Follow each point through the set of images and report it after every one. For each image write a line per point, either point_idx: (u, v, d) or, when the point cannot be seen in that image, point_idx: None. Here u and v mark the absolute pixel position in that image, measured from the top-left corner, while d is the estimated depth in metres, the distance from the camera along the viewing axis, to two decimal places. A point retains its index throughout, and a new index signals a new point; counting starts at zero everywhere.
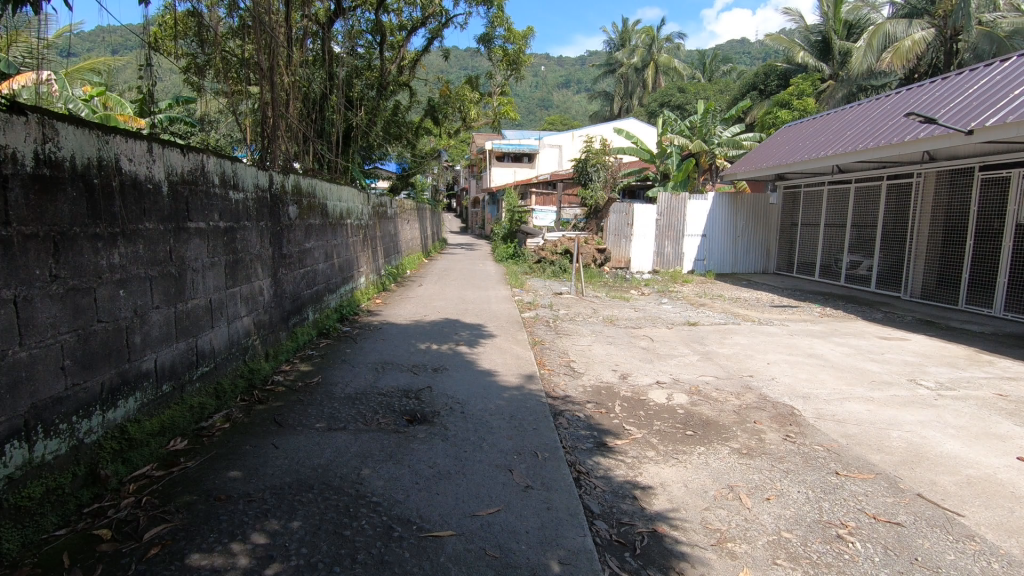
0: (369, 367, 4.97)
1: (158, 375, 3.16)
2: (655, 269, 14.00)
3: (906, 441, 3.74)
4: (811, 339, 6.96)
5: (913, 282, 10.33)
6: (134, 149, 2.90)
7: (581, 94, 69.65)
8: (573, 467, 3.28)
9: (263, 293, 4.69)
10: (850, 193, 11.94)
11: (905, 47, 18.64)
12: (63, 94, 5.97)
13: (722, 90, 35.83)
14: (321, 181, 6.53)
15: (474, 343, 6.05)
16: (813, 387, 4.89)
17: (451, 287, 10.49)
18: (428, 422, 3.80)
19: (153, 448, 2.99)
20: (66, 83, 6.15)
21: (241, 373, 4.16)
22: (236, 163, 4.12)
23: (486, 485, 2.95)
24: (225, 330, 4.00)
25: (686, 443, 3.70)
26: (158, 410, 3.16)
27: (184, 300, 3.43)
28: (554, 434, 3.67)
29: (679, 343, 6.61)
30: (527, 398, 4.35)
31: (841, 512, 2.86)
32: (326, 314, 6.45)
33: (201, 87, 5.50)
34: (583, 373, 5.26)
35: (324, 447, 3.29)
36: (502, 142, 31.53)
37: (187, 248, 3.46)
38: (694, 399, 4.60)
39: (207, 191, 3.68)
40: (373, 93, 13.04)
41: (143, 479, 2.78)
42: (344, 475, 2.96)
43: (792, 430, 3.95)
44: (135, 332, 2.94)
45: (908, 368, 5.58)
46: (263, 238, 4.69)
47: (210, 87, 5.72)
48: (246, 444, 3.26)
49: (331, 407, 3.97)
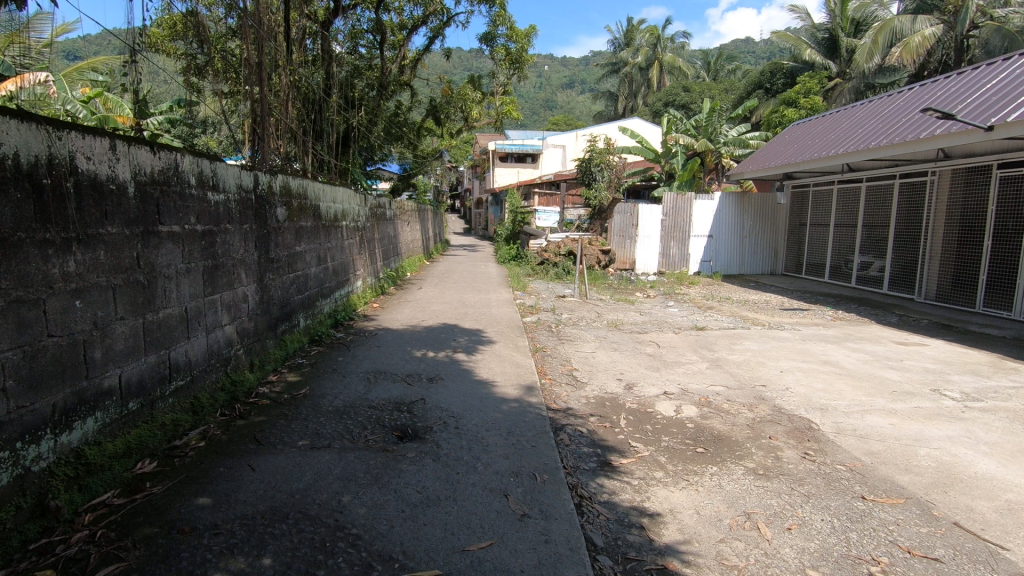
0: (360, 376, 4.73)
1: (124, 392, 2.91)
2: (660, 270, 13.74)
3: (936, 460, 3.45)
4: (824, 344, 6.65)
5: (928, 284, 9.98)
6: (94, 147, 2.66)
7: (585, 93, 69.31)
8: (574, 491, 3.02)
9: (247, 299, 4.44)
10: (861, 193, 11.62)
11: (914, 43, 18.28)
12: (57, 95, 5.85)
13: (728, 89, 35.47)
14: (314, 182, 6.29)
15: (472, 350, 5.79)
16: (830, 398, 4.59)
17: (452, 290, 10.25)
18: (420, 439, 3.54)
19: (116, 472, 2.75)
20: (61, 83, 6.01)
21: (222, 387, 3.93)
22: (216, 163, 3.89)
23: (478, 513, 2.69)
24: (204, 340, 3.75)
25: (697, 463, 3.43)
26: (123, 430, 2.92)
27: (154, 310, 3.18)
28: (555, 453, 3.41)
29: (687, 349, 6.32)
30: (525, 411, 4.09)
31: (870, 545, 2.58)
32: (319, 321, 6.21)
33: (197, 88, 5.37)
34: (586, 383, 5.00)
35: (305, 469, 3.04)
36: (505, 142, 31.29)
37: (159, 253, 3.22)
38: (704, 411, 4.32)
39: (182, 192, 3.44)
40: (374, 93, 12.85)
41: (100, 509, 2.53)
42: (324, 503, 2.71)
43: (811, 447, 3.67)
44: (95, 346, 2.70)
45: (930, 377, 5.28)
46: (248, 241, 4.45)
47: (209, 89, 5.58)
48: (220, 466, 3.01)
49: (317, 422, 3.71)
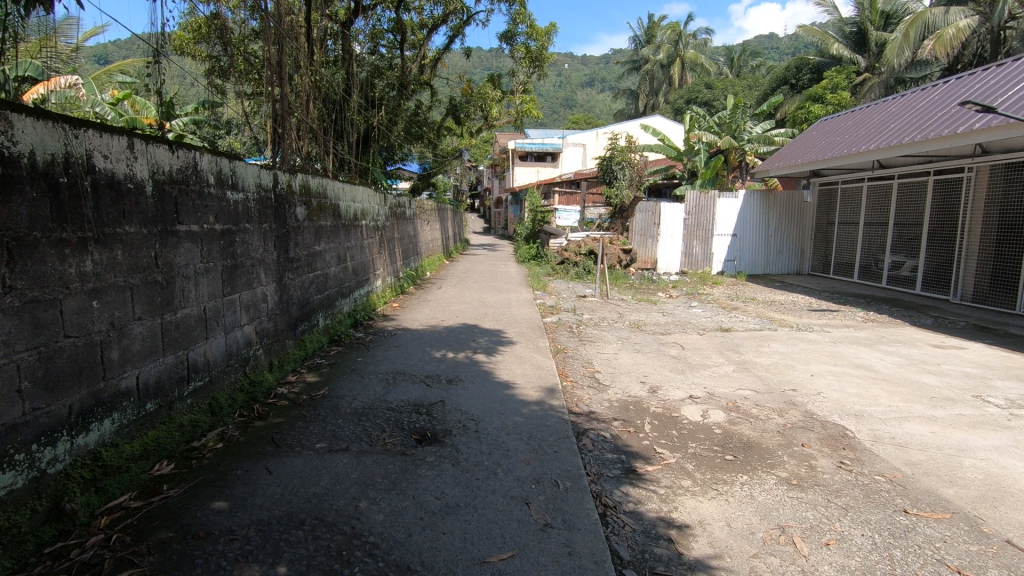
0: (379, 377, 4.67)
1: (142, 393, 2.89)
2: (682, 270, 13.53)
3: (982, 472, 3.26)
4: (857, 347, 6.42)
5: (964, 284, 9.60)
6: (111, 145, 2.63)
7: (605, 92, 68.82)
8: (598, 499, 2.91)
9: (266, 298, 4.41)
10: (893, 190, 11.25)
11: (948, 35, 17.57)
12: (87, 99, 5.94)
13: (752, 85, 34.85)
14: (334, 181, 6.26)
15: (492, 351, 5.71)
16: (865, 404, 4.40)
17: (472, 289, 10.19)
18: (439, 443, 3.46)
19: (133, 474, 2.73)
20: (91, 87, 6.13)
21: (241, 387, 3.90)
22: (234, 161, 3.85)
23: (499, 522, 2.60)
24: (223, 340, 3.73)
25: (726, 471, 3.29)
26: (141, 431, 2.89)
27: (172, 310, 3.15)
28: (578, 459, 3.30)
29: (713, 351, 6.15)
30: (547, 415, 3.98)
31: (916, 563, 2.43)
32: (339, 320, 6.19)
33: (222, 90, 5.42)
34: (609, 386, 4.87)
35: (322, 473, 2.98)
36: (525, 141, 31.18)
37: (177, 253, 3.19)
38: (732, 417, 4.17)
39: (201, 191, 3.41)
40: (394, 93, 12.86)
41: (117, 512, 2.50)
42: (341, 508, 2.64)
43: (847, 456, 3.50)
44: (112, 347, 2.67)
45: (972, 382, 5.04)
46: (267, 241, 4.42)
47: (232, 90, 5.61)
48: (238, 469, 2.97)
49: (335, 424, 3.65)
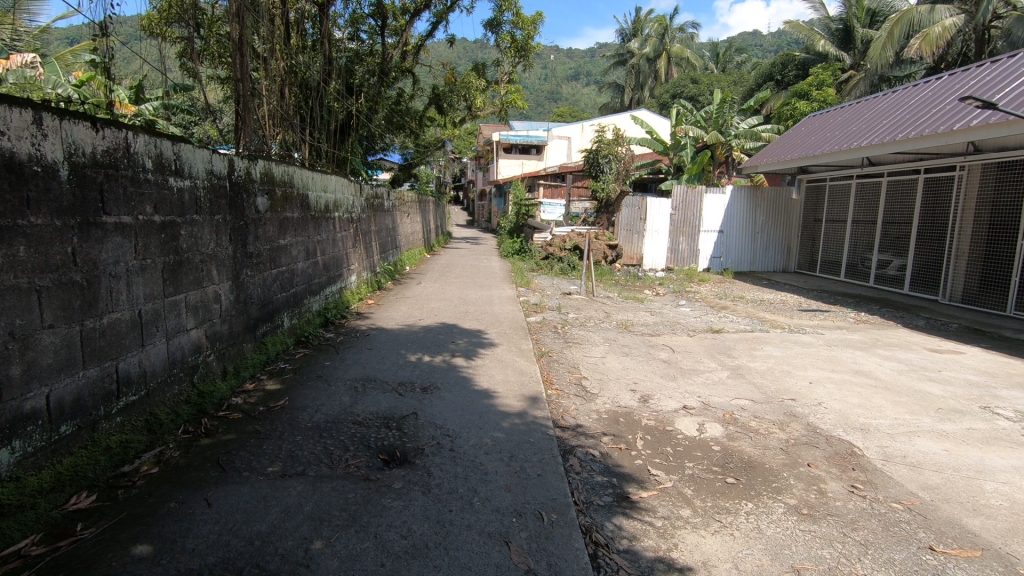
0: (346, 385, 4.25)
1: (54, 414, 2.45)
2: (668, 266, 13.23)
3: (1006, 499, 2.98)
4: (853, 351, 6.16)
5: (953, 285, 9.45)
6: (11, 118, 2.20)
7: (591, 86, 68.55)
8: (588, 535, 2.56)
9: (219, 298, 3.97)
10: (882, 187, 11.05)
11: (934, 34, 17.46)
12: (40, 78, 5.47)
13: (738, 80, 34.74)
14: (302, 169, 5.77)
15: (471, 354, 5.33)
16: (871, 417, 4.10)
17: (453, 286, 9.76)
18: (408, 465, 3.07)
19: (41, 511, 2.31)
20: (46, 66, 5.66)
21: (187, 399, 3.47)
22: (179, 143, 3.40)
23: (473, 568, 2.23)
24: (164, 347, 3.28)
25: (729, 498, 2.95)
26: (53, 460, 2.45)
27: (97, 315, 2.71)
28: (564, 484, 2.93)
29: (704, 355, 5.84)
30: (531, 430, 3.61)
31: None
32: (307, 320, 5.74)
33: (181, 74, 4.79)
34: (597, 395, 4.50)
35: (270, 506, 2.57)
36: (510, 133, 30.63)
37: (104, 248, 2.75)
38: (731, 431, 3.83)
39: (135, 176, 2.96)
40: (375, 80, 12.14)
41: (13, 562, 2.08)
42: (287, 553, 2.25)
43: (858, 478, 3.19)
44: (13, 361, 2.25)
45: (976, 391, 4.79)
46: (221, 234, 3.97)
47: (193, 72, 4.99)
48: (172, 501, 2.55)
49: (292, 442, 3.24)
